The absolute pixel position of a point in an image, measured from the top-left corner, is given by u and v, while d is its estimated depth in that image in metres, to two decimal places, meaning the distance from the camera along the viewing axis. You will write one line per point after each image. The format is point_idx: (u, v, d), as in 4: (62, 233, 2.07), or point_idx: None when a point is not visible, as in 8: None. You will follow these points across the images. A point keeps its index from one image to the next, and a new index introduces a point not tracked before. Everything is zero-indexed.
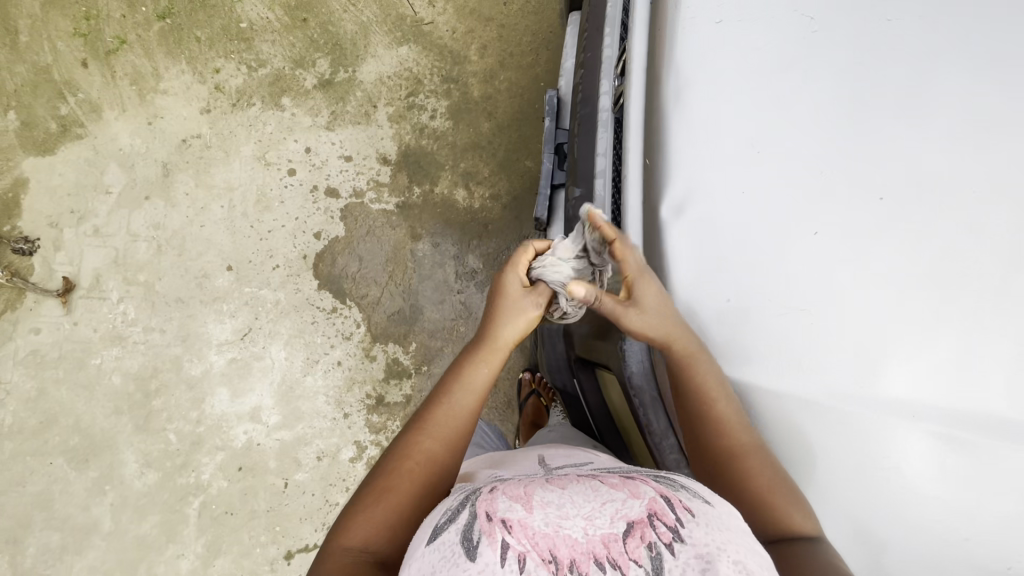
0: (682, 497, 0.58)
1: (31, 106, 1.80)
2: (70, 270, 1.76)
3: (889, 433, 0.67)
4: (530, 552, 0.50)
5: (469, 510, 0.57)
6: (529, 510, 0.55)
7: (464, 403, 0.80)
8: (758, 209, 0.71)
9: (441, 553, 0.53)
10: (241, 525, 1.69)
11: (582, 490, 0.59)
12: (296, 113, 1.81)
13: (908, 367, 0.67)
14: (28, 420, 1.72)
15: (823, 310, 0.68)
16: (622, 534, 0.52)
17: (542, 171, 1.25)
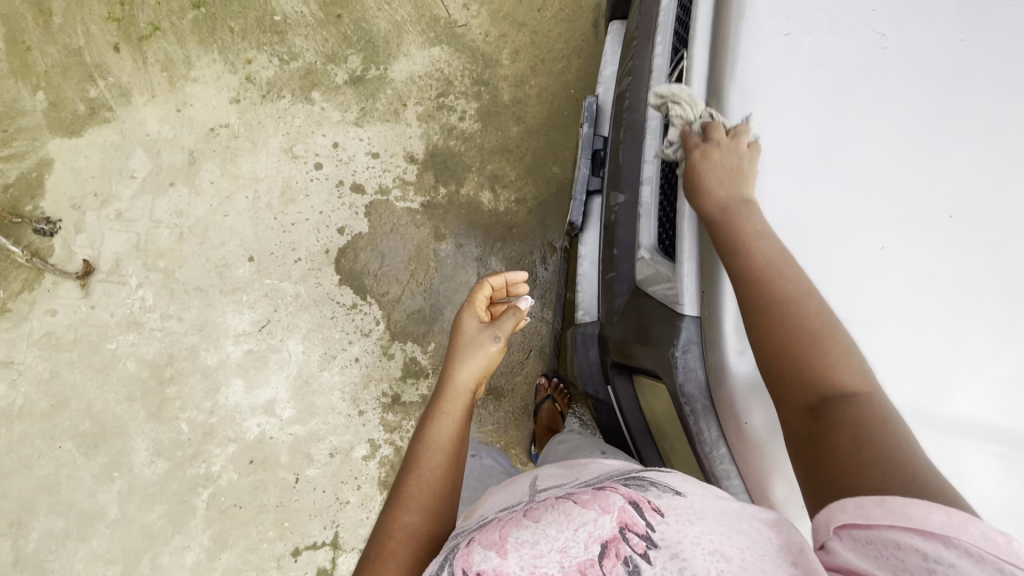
0: (650, 498, 0.60)
1: (60, 88, 1.80)
2: (90, 253, 1.75)
3: (959, 454, 0.66)
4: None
5: (447, 571, 0.60)
6: (503, 555, 0.57)
7: (437, 459, 0.88)
8: (826, 222, 0.72)
9: None
10: (249, 519, 1.67)
11: (555, 515, 0.60)
12: (326, 108, 1.81)
13: (970, 386, 0.68)
14: (39, 402, 1.70)
15: (890, 326, 0.69)
16: (598, 557, 0.54)
17: (578, 177, 1.27)
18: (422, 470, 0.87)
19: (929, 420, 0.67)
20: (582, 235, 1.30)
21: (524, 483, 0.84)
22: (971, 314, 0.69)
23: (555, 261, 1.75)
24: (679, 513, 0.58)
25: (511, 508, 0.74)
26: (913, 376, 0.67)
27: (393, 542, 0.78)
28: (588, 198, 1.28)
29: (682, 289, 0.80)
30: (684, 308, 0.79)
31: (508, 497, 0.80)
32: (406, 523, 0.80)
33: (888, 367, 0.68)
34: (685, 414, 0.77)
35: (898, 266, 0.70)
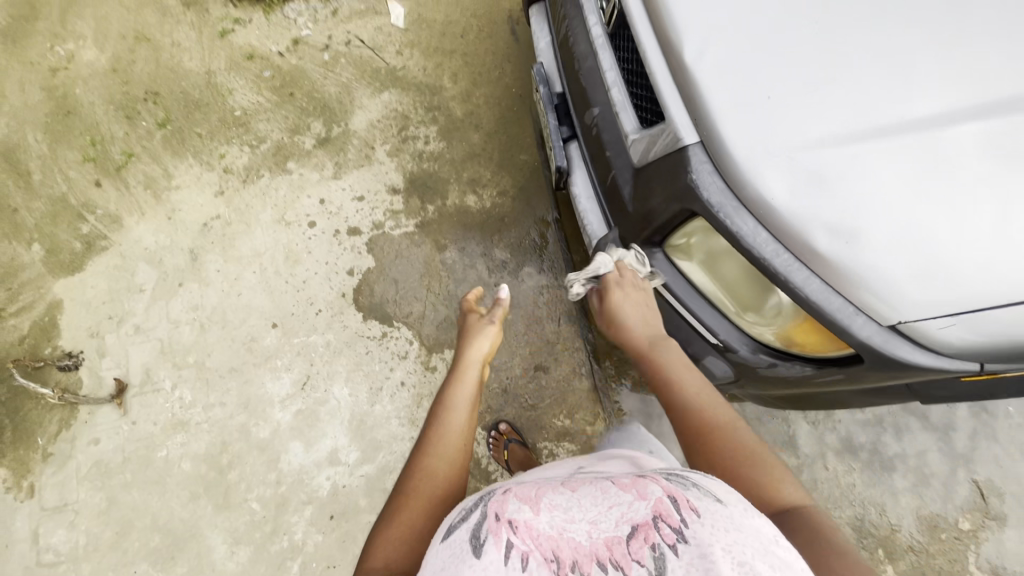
0: (688, 497, 0.66)
1: (53, 234, 1.90)
2: (119, 372, 1.77)
3: (954, 143, 0.74)
4: (532, 552, 0.60)
5: (481, 510, 0.66)
6: (536, 514, 0.65)
7: (457, 420, 0.95)
8: (759, 26, 0.84)
9: (456, 547, 0.62)
10: (347, 575, 1.62)
11: (594, 493, 0.70)
12: (304, 172, 1.95)
13: (942, 84, 0.76)
14: (103, 534, 1.65)
15: (850, 74, 0.78)
16: (625, 536, 0.62)
17: (550, 128, 1.41)
18: (443, 426, 0.93)
19: (917, 126, 0.75)
20: (570, 177, 1.42)
21: (570, 463, 0.91)
22: (912, 33, 0.79)
23: (552, 233, 1.88)
24: (714, 517, 0.63)
25: (551, 476, 0.81)
26: (888, 99, 0.77)
27: (417, 484, 0.85)
28: (565, 145, 1.42)
29: (677, 125, 0.89)
30: (684, 139, 0.88)
31: (557, 471, 0.87)
32: (428, 465, 0.87)
33: (864, 103, 0.77)
34: (722, 223, 0.84)
35: (835, 27, 0.81)
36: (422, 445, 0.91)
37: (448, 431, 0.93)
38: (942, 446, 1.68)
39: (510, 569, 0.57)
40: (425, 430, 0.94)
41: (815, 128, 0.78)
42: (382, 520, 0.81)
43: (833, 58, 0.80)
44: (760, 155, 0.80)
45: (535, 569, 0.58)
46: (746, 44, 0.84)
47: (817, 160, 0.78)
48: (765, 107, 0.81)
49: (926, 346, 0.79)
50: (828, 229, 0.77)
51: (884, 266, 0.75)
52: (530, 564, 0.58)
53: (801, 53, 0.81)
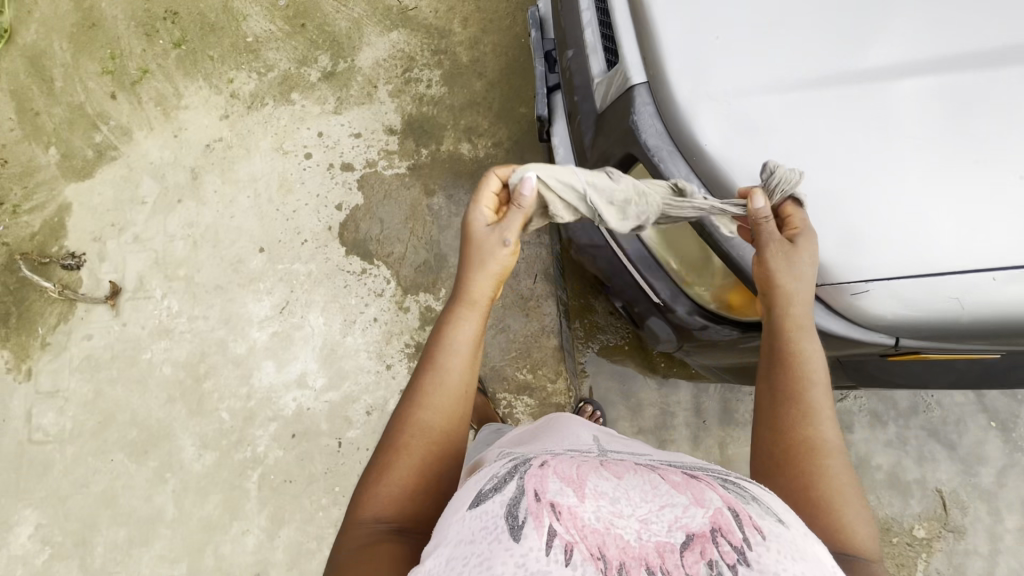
0: (752, 512, 0.57)
1: (68, 140, 1.99)
2: (115, 276, 1.88)
3: (886, 103, 0.74)
4: (576, 543, 0.53)
5: (513, 484, 0.62)
6: (581, 499, 0.58)
7: (456, 364, 0.85)
8: None
9: (485, 522, 0.58)
10: (302, 491, 1.70)
11: (643, 486, 0.62)
12: (306, 104, 1.98)
13: (886, 42, 0.76)
14: (87, 422, 1.78)
15: (796, 25, 0.78)
16: (680, 545, 0.53)
17: (536, 75, 1.37)
18: (440, 375, 0.84)
19: (856, 81, 0.75)
20: (550, 128, 1.37)
21: (586, 435, 0.92)
22: None
23: None
24: (783, 542, 0.54)
25: (582, 452, 0.78)
26: (831, 52, 0.76)
27: (409, 439, 0.80)
28: (550, 94, 1.38)
29: (628, 65, 0.86)
30: (632, 79, 0.86)
31: (577, 441, 0.89)
32: (422, 421, 0.81)
33: (809, 53, 0.76)
34: (656, 169, 0.82)
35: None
36: (412, 395, 0.84)
37: (444, 385, 0.84)
38: (904, 449, 1.65)
39: (549, 561, 0.51)
40: (418, 377, 0.85)
41: (757, 74, 0.77)
42: (373, 468, 0.80)
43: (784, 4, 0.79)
44: (700, 97, 0.78)
45: (578, 563, 0.51)
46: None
47: (755, 107, 0.76)
48: (712, 48, 0.79)
49: (840, 314, 0.79)
50: (755, 179, 0.75)
51: (806, 223, 0.74)
52: (574, 558, 0.52)
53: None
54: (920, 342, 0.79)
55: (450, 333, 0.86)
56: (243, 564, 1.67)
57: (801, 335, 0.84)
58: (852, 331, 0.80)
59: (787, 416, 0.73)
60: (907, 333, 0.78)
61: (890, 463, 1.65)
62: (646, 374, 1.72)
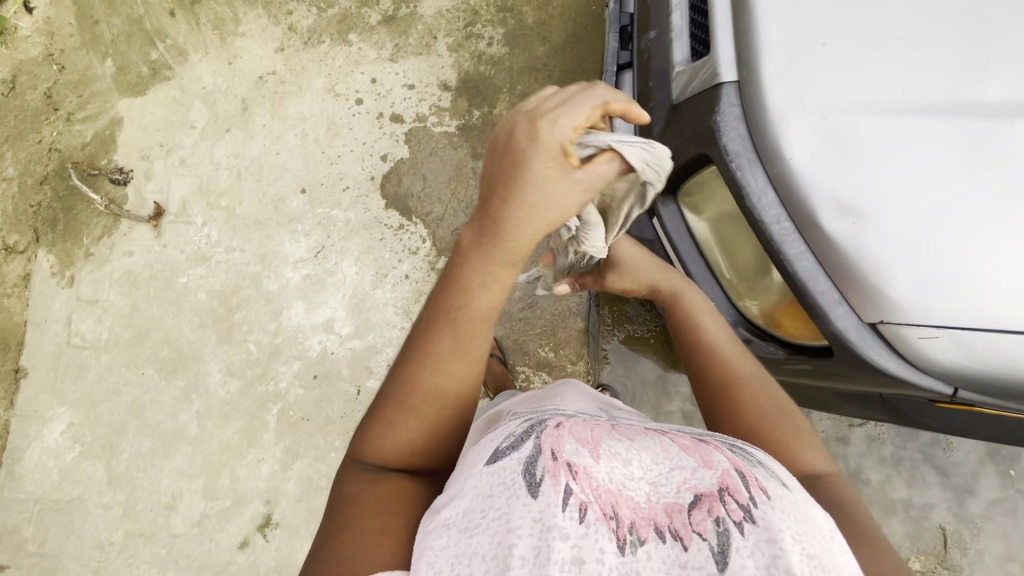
0: (756, 475, 0.63)
1: (125, 53, 1.98)
2: (160, 198, 1.90)
3: (996, 140, 0.69)
4: (592, 502, 0.57)
5: (532, 442, 0.65)
6: (596, 461, 0.62)
7: (477, 338, 0.76)
8: None
9: (502, 478, 0.61)
10: (317, 430, 1.77)
11: (651, 450, 0.67)
12: (362, 47, 1.93)
13: (1016, 76, 0.71)
14: (122, 334, 1.85)
15: (914, 43, 0.73)
16: (689, 506, 0.58)
17: (608, 50, 1.32)
18: (457, 345, 0.75)
19: (975, 112, 0.70)
20: None
21: (593, 402, 0.92)
22: (991, 12, 0.73)
23: None
24: (783, 503, 0.59)
25: (591, 415, 0.81)
26: (949, 75, 0.72)
27: (419, 400, 0.76)
28: (620, 72, 1.33)
29: (718, 59, 0.81)
30: (722, 76, 0.80)
31: (585, 407, 0.88)
32: (436, 384, 0.76)
33: (926, 75, 0.72)
34: (731, 176, 0.78)
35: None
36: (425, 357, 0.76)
37: (456, 356, 0.76)
38: (915, 483, 1.64)
39: (565, 516, 0.56)
40: (437, 333, 0.75)
41: (865, 88, 0.73)
42: (379, 417, 0.78)
43: (908, 16, 0.74)
44: (792, 106, 0.74)
45: (593, 521, 0.55)
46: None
47: (855, 124, 0.72)
48: (817, 53, 0.75)
49: (900, 355, 0.75)
50: (837, 202, 0.71)
51: (888, 258, 0.70)
52: (589, 516, 0.56)
53: (871, 7, 0.75)
54: (978, 396, 0.77)
55: (478, 293, 0.73)
56: (255, 488, 1.76)
57: (850, 368, 0.81)
58: (908, 371, 0.77)
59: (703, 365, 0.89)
60: (966, 384, 0.76)
61: (899, 494, 1.64)
62: (667, 369, 1.71)
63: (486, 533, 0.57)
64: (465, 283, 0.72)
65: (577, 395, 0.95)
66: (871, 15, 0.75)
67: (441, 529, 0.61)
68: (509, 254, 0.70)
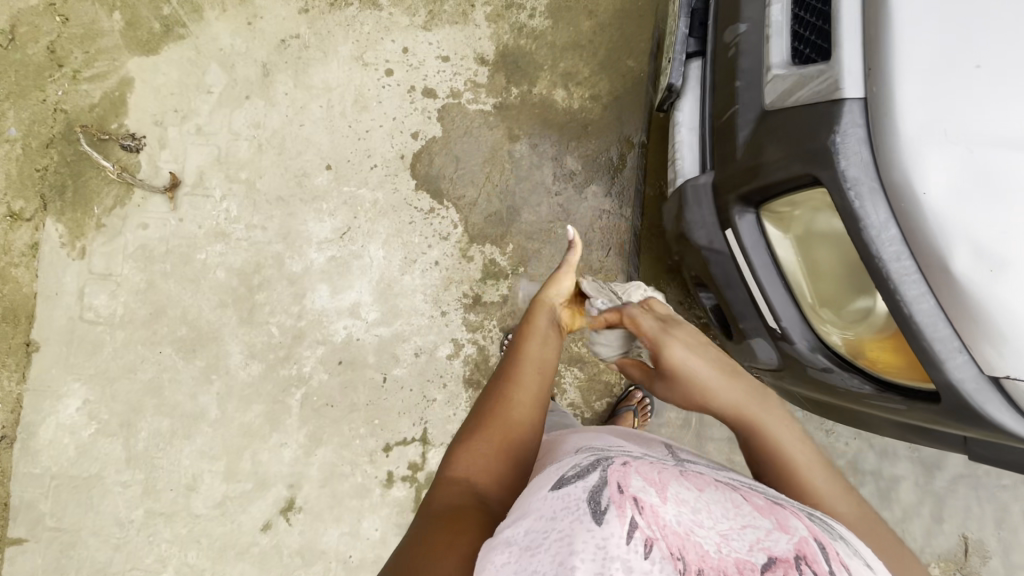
0: (837, 550, 0.58)
1: (134, 6, 1.83)
2: (175, 167, 1.80)
3: None
4: (659, 540, 0.51)
5: (599, 476, 0.59)
6: (665, 502, 0.56)
7: (541, 351, 0.96)
8: None
9: (565, 502, 0.54)
10: (341, 417, 1.73)
11: (721, 504, 0.61)
12: (394, 13, 1.79)
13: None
14: (138, 311, 1.78)
15: None
16: (760, 565, 0.51)
17: (676, 36, 1.21)
18: (529, 357, 0.94)
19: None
20: (677, 101, 1.24)
21: (659, 444, 0.87)
22: None
23: (632, 157, 1.73)
24: None
25: (657, 458, 0.74)
26: None
27: (503, 410, 0.85)
28: (687, 61, 1.22)
29: (841, 71, 0.76)
30: (844, 91, 0.75)
31: (650, 448, 0.83)
32: (518, 396, 0.88)
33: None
34: (848, 203, 0.74)
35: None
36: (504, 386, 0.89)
37: (534, 361, 0.94)
38: (941, 492, 1.64)
39: (631, 550, 0.48)
40: (511, 361, 0.95)
41: (1020, 120, 0.67)
42: (466, 434, 0.84)
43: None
44: (930, 135, 0.68)
45: (659, 560, 0.49)
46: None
47: (1004, 160, 0.66)
48: (967, 75, 0.69)
49: (1017, 410, 0.75)
50: (975, 247, 0.67)
51: (1021, 310, 0.67)
52: (654, 553, 0.49)
53: None
54: None
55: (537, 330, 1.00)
56: (278, 473, 1.73)
57: (955, 418, 0.80)
58: (1019, 424, 0.77)
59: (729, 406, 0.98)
60: None
61: (925, 504, 1.65)
62: None
63: (546, 552, 0.49)
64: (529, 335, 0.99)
65: (643, 437, 0.91)
66: None
67: (499, 549, 0.54)
68: (553, 325, 1.03)
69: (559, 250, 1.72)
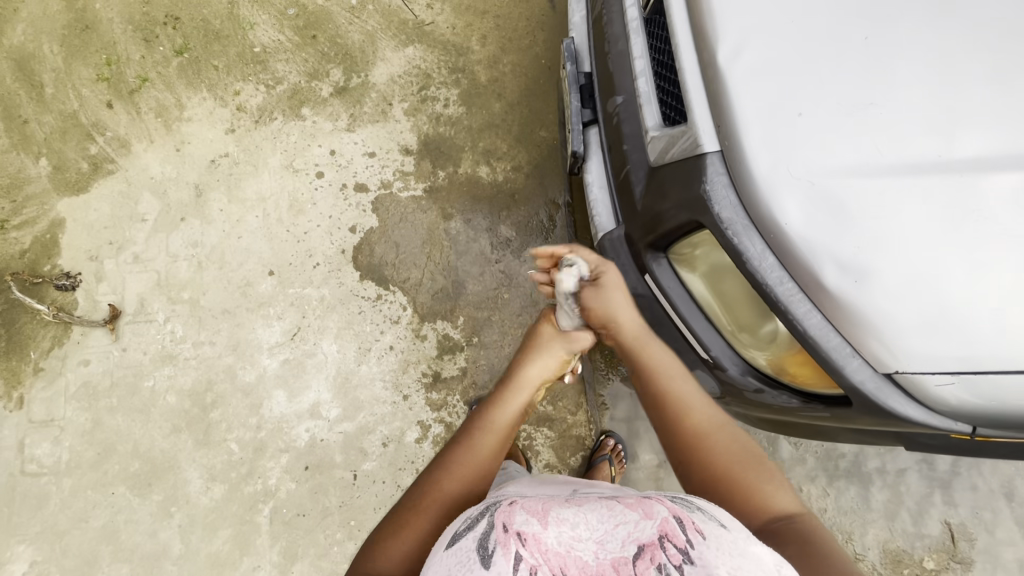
0: (694, 518, 0.62)
1: (61, 151, 1.87)
2: (113, 298, 1.78)
3: (976, 190, 0.76)
4: (540, 566, 0.54)
5: (487, 520, 0.63)
6: (545, 526, 0.58)
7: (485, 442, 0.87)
8: (805, 37, 0.84)
9: (459, 558, 0.59)
10: (316, 525, 1.66)
11: (597, 508, 0.64)
12: (317, 120, 1.91)
13: (980, 133, 0.77)
14: (85, 453, 1.69)
15: (888, 105, 0.79)
16: (633, 557, 0.56)
17: (570, 110, 1.34)
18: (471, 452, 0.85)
19: (949, 168, 0.77)
20: (584, 165, 1.35)
21: (566, 484, 0.90)
22: (956, 69, 0.80)
23: (561, 216, 1.84)
24: (720, 541, 0.60)
25: (551, 492, 0.79)
26: (923, 133, 0.78)
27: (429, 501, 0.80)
28: (585, 129, 1.34)
29: (699, 129, 0.87)
30: (704, 146, 0.86)
31: (553, 489, 0.86)
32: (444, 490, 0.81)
33: (899, 138, 0.78)
34: (729, 241, 0.83)
35: (882, 52, 0.82)
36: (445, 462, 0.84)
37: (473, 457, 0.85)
38: (914, 483, 1.69)
39: None
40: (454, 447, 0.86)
41: (847, 154, 0.78)
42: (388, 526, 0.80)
43: (872, 84, 0.80)
44: (780, 175, 0.79)
45: None
46: (791, 53, 0.83)
47: (842, 189, 0.77)
48: (796, 124, 0.80)
49: (919, 401, 0.81)
50: (839, 264, 0.76)
51: (892, 312, 0.75)
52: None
53: (846, 74, 0.81)
54: (997, 431, 0.83)
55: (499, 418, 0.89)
56: None
57: (874, 416, 0.85)
58: (928, 415, 0.82)
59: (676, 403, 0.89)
60: (982, 423, 0.82)
61: (903, 497, 1.68)
62: None
63: None
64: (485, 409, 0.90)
65: (551, 482, 0.92)
66: (845, 82, 0.81)
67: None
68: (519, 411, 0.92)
69: (508, 314, 1.77)
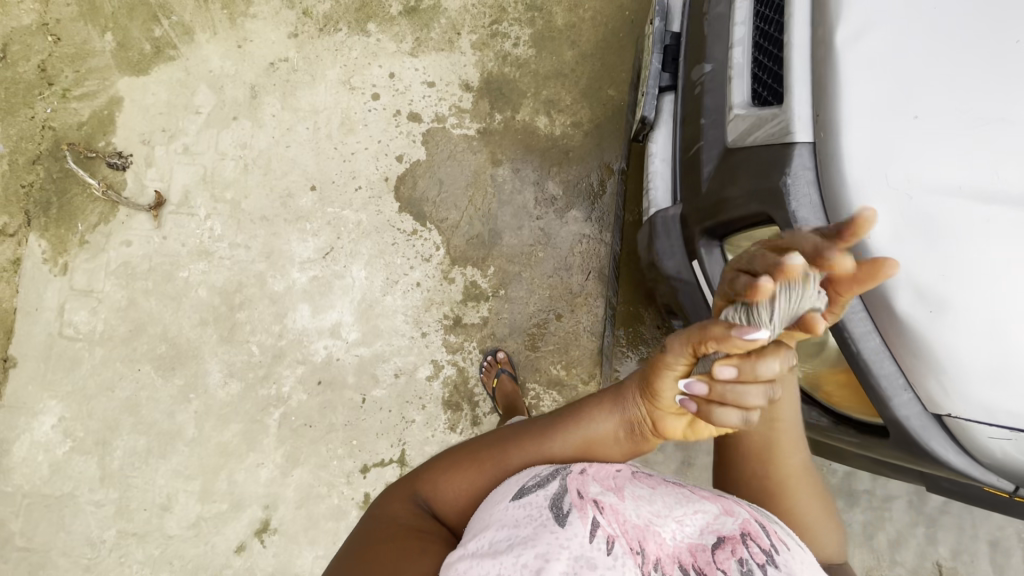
0: (773, 527, 0.66)
1: (126, 28, 1.86)
2: (160, 186, 1.81)
3: None
4: (619, 536, 0.59)
5: (559, 482, 0.65)
6: (621, 500, 0.64)
7: (568, 443, 0.76)
8: (941, 27, 0.74)
9: (529, 511, 0.62)
10: (320, 437, 1.73)
11: (674, 493, 0.68)
12: (381, 39, 1.83)
13: None
14: (118, 328, 1.78)
15: (1018, 123, 0.70)
16: (712, 547, 0.62)
17: (649, 71, 1.25)
18: (545, 443, 0.76)
19: None
20: (651, 134, 1.27)
21: None
22: None
23: (612, 183, 1.77)
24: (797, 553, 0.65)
25: (618, 463, 0.79)
26: None
27: (491, 465, 0.77)
28: (659, 95, 1.26)
29: (792, 114, 0.79)
30: (795, 133, 0.79)
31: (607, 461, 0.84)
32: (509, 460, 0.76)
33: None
34: None
35: None
36: (530, 438, 0.77)
37: (546, 449, 0.76)
38: (913, 519, 1.65)
39: (595, 548, 0.57)
40: (519, 439, 0.78)
41: (957, 169, 0.70)
42: (443, 463, 0.81)
43: (1009, 97, 0.71)
44: (876, 180, 0.72)
45: (620, 554, 0.57)
46: (920, 43, 0.74)
47: (941, 207, 0.70)
48: (907, 124, 0.72)
49: (962, 448, 0.77)
50: (918, 288, 0.70)
51: (960, 349, 0.70)
52: (616, 549, 0.58)
53: (978, 77, 0.72)
54: None
55: (591, 420, 0.77)
56: (253, 493, 1.72)
57: (907, 452, 0.82)
58: (969, 464, 0.78)
59: (761, 460, 0.77)
60: None
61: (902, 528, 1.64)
62: None
63: (524, 562, 0.57)
64: (600, 399, 0.78)
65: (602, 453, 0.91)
66: (976, 87, 0.72)
67: (476, 565, 0.62)
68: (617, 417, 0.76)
69: (540, 272, 1.74)
